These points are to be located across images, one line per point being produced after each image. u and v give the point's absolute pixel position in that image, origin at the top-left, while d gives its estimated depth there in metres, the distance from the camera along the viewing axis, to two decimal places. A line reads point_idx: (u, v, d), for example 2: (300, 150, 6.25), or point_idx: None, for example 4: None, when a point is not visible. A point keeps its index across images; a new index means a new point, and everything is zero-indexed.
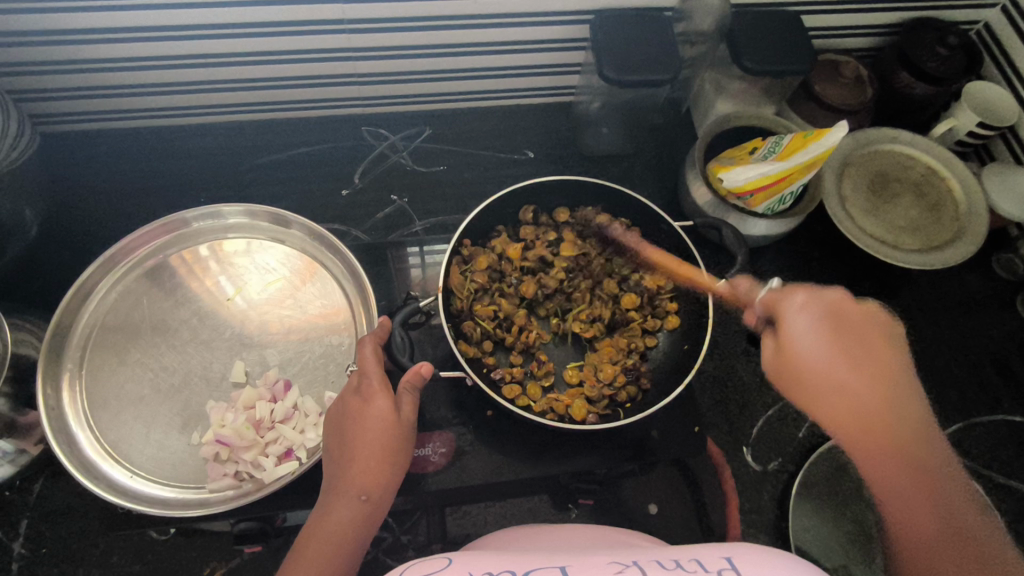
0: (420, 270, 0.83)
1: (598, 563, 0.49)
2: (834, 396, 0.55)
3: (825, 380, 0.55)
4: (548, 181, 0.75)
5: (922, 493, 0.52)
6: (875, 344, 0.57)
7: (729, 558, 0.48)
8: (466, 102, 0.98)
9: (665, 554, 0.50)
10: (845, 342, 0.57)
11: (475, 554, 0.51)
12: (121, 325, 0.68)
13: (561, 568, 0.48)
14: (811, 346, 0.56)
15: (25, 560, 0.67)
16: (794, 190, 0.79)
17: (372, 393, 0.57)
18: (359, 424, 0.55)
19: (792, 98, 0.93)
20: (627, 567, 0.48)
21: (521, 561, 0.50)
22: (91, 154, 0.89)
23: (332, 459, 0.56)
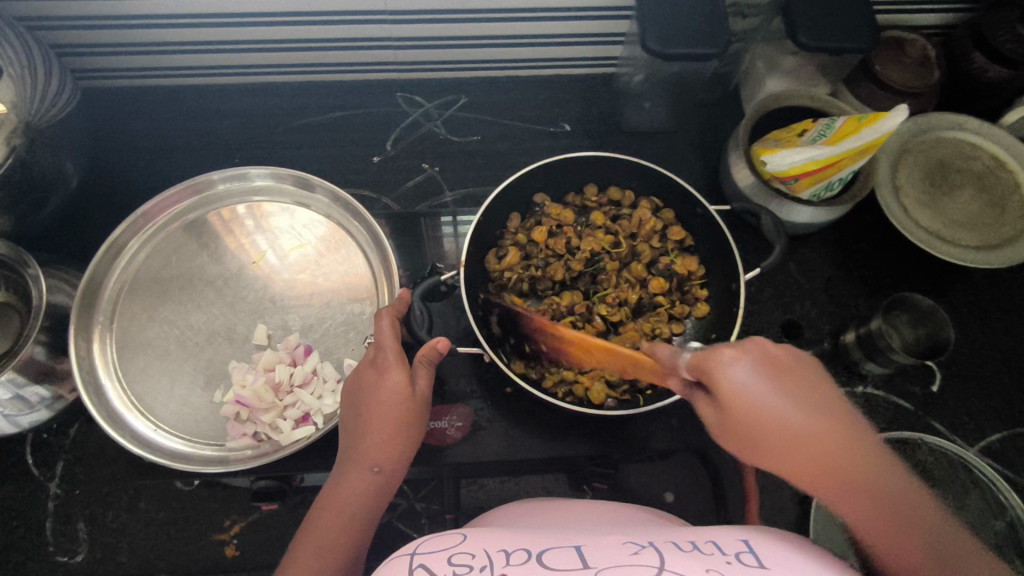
0: (451, 241, 0.81)
1: (613, 543, 0.49)
2: (821, 445, 0.45)
3: (799, 436, 0.45)
4: (580, 158, 0.72)
5: (891, 521, 0.44)
6: (821, 389, 0.48)
7: (746, 542, 0.47)
8: (503, 71, 0.96)
9: (681, 536, 0.49)
10: (790, 389, 0.47)
11: (490, 529, 0.52)
12: (150, 283, 0.69)
13: (577, 548, 0.48)
14: (752, 390, 0.47)
15: (59, 500, 0.71)
16: (842, 176, 0.75)
17: (387, 366, 0.56)
18: (374, 397, 0.55)
19: (850, 78, 0.87)
20: (643, 548, 0.47)
21: (536, 540, 0.50)
22: (132, 111, 0.90)
23: (349, 431, 0.56)
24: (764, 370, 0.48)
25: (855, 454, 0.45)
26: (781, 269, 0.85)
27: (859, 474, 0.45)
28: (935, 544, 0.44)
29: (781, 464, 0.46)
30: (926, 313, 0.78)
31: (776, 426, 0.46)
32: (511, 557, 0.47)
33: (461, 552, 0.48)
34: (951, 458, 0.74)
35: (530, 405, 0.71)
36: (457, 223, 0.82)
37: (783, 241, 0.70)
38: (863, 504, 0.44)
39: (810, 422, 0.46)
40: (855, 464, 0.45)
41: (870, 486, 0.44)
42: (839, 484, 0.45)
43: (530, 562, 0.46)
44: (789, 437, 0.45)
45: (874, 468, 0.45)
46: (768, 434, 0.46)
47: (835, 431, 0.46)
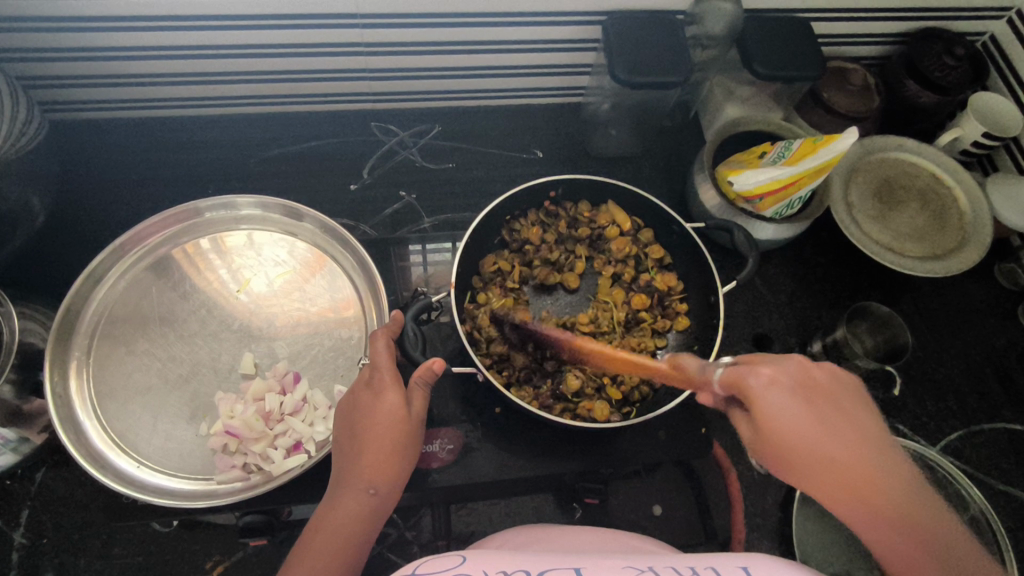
0: (421, 269, 0.83)
1: (612, 567, 0.47)
2: (839, 464, 0.47)
3: (819, 463, 0.47)
4: (563, 181, 0.76)
5: (910, 537, 0.45)
6: (850, 408, 0.50)
7: (746, 568, 0.46)
8: (474, 102, 0.98)
9: (680, 562, 0.48)
10: (798, 408, 0.49)
11: (490, 552, 0.50)
12: (129, 317, 0.68)
13: (576, 571, 0.46)
14: (782, 404, 0.49)
15: (25, 550, 0.66)
16: (803, 195, 0.79)
17: (383, 386, 0.57)
18: (371, 417, 0.56)
19: (800, 105, 0.94)
20: (643, 572, 0.46)
21: (535, 561, 0.48)
22: (100, 144, 0.89)
23: (344, 450, 0.56)
24: (797, 390, 0.50)
25: (886, 479, 0.47)
26: (749, 285, 0.90)
27: (883, 501, 0.46)
28: (933, 550, 0.45)
29: (818, 486, 0.48)
30: (883, 322, 0.85)
31: (822, 455, 0.47)
32: None
33: (461, 574, 0.46)
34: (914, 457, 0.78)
35: (519, 424, 0.71)
36: (425, 251, 0.84)
37: (755, 256, 0.74)
38: (893, 530, 0.46)
39: (836, 445, 0.48)
40: (887, 482, 0.46)
41: (886, 509, 0.46)
42: (846, 499, 0.47)
43: None
44: (814, 455, 0.48)
45: (909, 494, 0.46)
46: (796, 455, 0.48)
47: (861, 451, 0.48)
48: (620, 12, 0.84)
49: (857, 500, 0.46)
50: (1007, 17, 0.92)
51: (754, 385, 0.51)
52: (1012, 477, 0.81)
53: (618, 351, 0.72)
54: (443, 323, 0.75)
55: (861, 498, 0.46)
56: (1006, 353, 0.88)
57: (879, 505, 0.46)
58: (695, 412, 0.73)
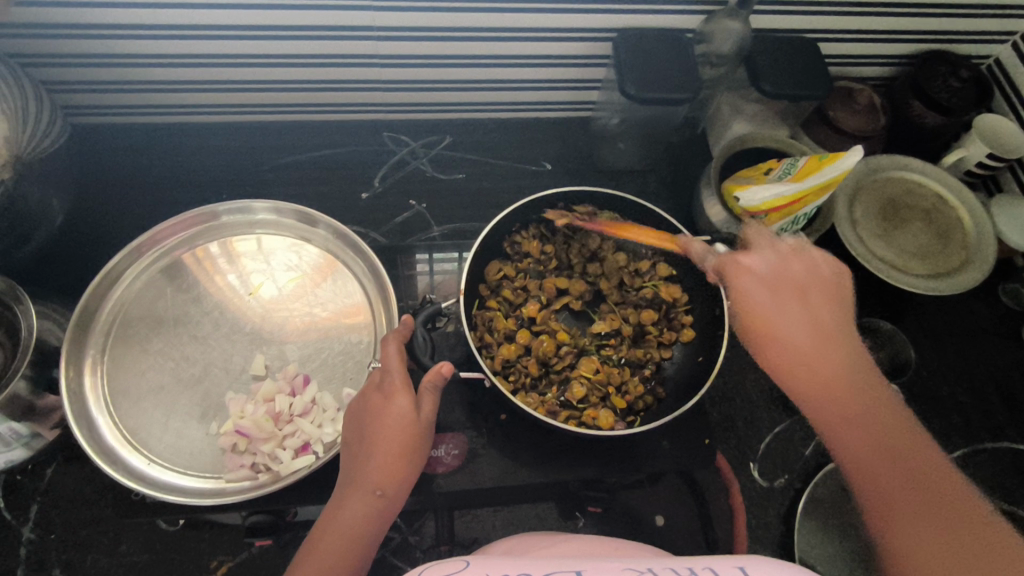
0: (427, 278, 0.86)
1: (612, 568, 0.48)
2: (805, 359, 0.54)
3: (803, 359, 0.54)
4: (570, 192, 0.76)
5: (886, 453, 0.51)
6: (836, 330, 0.56)
7: (742, 567, 0.47)
8: (485, 114, 1.00)
9: (677, 562, 0.48)
10: (789, 303, 0.57)
11: (492, 557, 0.50)
12: (144, 316, 0.70)
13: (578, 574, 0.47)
14: (760, 297, 0.58)
15: (33, 545, 0.67)
16: (807, 212, 0.81)
17: (394, 390, 0.58)
18: (379, 421, 0.57)
19: (806, 123, 0.95)
20: None
21: (540, 565, 0.49)
22: (119, 148, 0.90)
23: (353, 453, 0.57)
24: (772, 283, 0.59)
25: (857, 388, 0.53)
26: None
27: (851, 403, 0.52)
28: (892, 454, 0.51)
29: (784, 374, 0.55)
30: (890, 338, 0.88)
31: (813, 362, 0.54)
32: None
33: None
34: None
35: (524, 431, 0.72)
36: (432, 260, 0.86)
37: None
38: (854, 427, 0.52)
39: (808, 344, 0.55)
40: (848, 382, 0.53)
41: (852, 406, 0.52)
42: (819, 392, 0.53)
43: None
44: (787, 348, 0.55)
45: (875, 403, 0.53)
46: (807, 373, 0.54)
47: (829, 353, 0.55)
48: (631, 29, 0.86)
49: (821, 390, 0.53)
50: (1012, 42, 0.94)
51: (745, 267, 0.60)
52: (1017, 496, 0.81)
53: (623, 361, 0.72)
54: (450, 329, 0.76)
55: (822, 386, 0.53)
56: (1010, 371, 0.89)
57: (841, 397, 0.53)
58: (699, 423, 0.74)
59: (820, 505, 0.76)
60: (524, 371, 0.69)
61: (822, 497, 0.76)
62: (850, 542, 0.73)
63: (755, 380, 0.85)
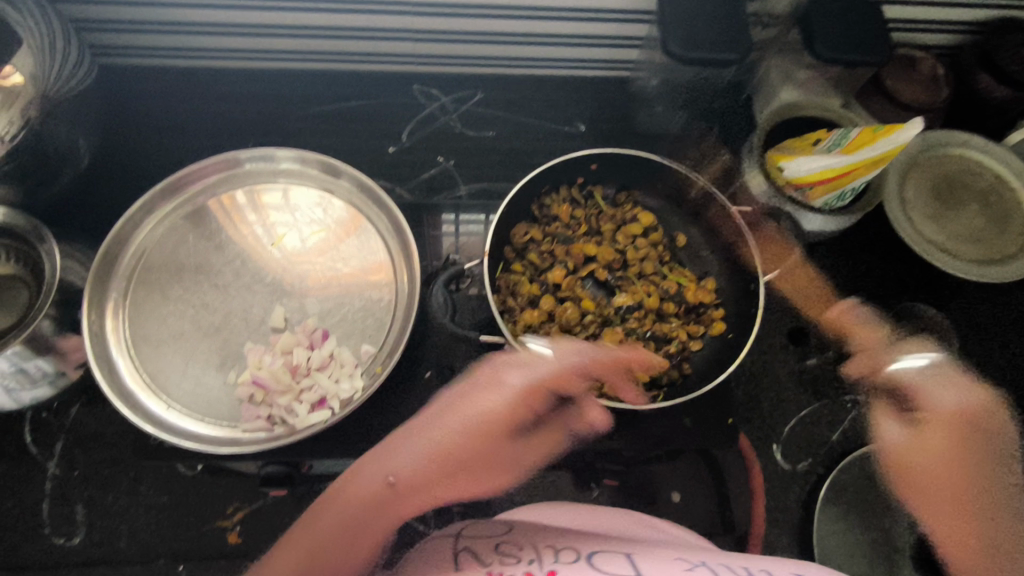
0: (453, 238, 0.82)
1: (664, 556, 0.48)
2: (898, 457, 0.60)
3: (920, 473, 0.57)
4: (603, 154, 0.72)
5: (958, 516, 0.55)
6: (965, 444, 0.57)
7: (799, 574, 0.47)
8: (519, 69, 0.96)
9: (732, 560, 0.49)
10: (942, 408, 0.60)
11: (539, 527, 0.53)
12: (166, 262, 0.70)
13: (628, 556, 0.47)
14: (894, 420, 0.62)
15: (57, 480, 0.69)
16: (856, 185, 0.76)
17: (495, 385, 0.59)
18: (463, 412, 0.58)
19: (860, 93, 0.89)
20: (695, 565, 0.47)
21: (587, 541, 0.50)
22: (145, 89, 0.89)
23: (413, 433, 0.59)
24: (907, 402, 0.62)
25: (954, 480, 0.56)
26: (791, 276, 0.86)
27: (944, 491, 0.56)
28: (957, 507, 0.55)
29: (907, 490, 0.59)
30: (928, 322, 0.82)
31: (922, 472, 0.57)
32: (558, 556, 0.47)
33: (509, 542, 0.50)
34: None
35: None
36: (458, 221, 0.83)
37: None
38: (921, 504, 0.57)
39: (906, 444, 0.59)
40: (921, 474, 0.57)
41: (926, 489, 0.57)
42: (914, 495, 0.58)
43: (576, 561, 0.47)
44: (899, 463, 0.60)
45: (957, 476, 0.55)
46: (918, 484, 0.57)
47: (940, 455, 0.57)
48: None
49: (917, 492, 0.57)
50: None
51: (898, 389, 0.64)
52: None
53: (649, 335, 0.70)
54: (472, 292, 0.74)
55: (925, 493, 0.57)
56: None
57: (920, 487, 0.57)
58: None
59: (843, 493, 0.74)
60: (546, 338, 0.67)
61: (846, 483, 0.74)
62: (871, 532, 0.72)
63: (784, 361, 0.82)
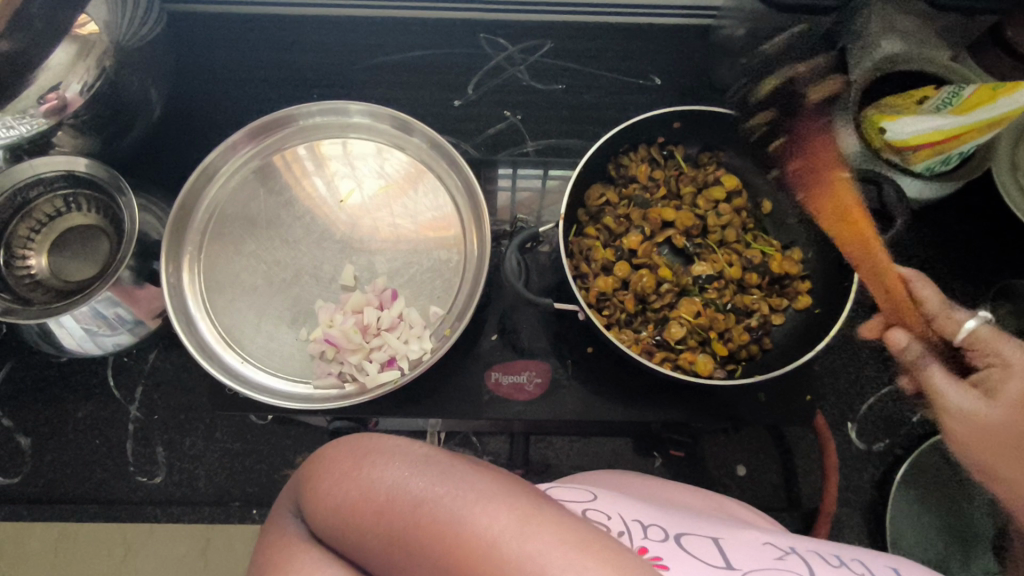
0: (508, 194, 0.78)
1: (749, 541, 0.43)
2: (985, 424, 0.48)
3: (996, 425, 0.47)
4: (687, 111, 0.68)
5: None
6: None
7: (897, 569, 0.41)
8: (591, 17, 0.90)
9: (823, 547, 0.43)
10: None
11: (625, 497, 0.48)
12: (238, 215, 0.70)
13: (713, 539, 0.43)
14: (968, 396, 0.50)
15: (139, 423, 0.72)
16: (964, 151, 0.70)
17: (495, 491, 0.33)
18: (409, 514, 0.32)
19: (975, 43, 0.80)
20: (786, 553, 0.41)
21: (670, 519, 0.46)
22: (212, 37, 0.88)
23: (335, 481, 0.35)
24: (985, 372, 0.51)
25: None
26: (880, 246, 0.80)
27: None
28: None
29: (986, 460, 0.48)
30: None
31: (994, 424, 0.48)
32: (646, 530, 0.43)
33: (595, 509, 0.45)
34: None
35: (610, 368, 0.68)
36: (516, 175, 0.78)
37: (903, 219, 0.65)
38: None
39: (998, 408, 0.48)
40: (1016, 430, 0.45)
41: None
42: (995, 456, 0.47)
43: (666, 540, 0.42)
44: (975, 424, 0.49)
45: None
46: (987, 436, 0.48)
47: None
48: None
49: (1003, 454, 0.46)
50: None
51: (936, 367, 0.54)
52: None
53: (728, 307, 0.66)
54: (541, 254, 0.72)
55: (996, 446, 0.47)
56: None
57: (996, 443, 0.47)
58: (804, 378, 0.68)
59: (922, 475, 0.71)
60: (619, 304, 0.65)
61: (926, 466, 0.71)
62: (949, 518, 0.69)
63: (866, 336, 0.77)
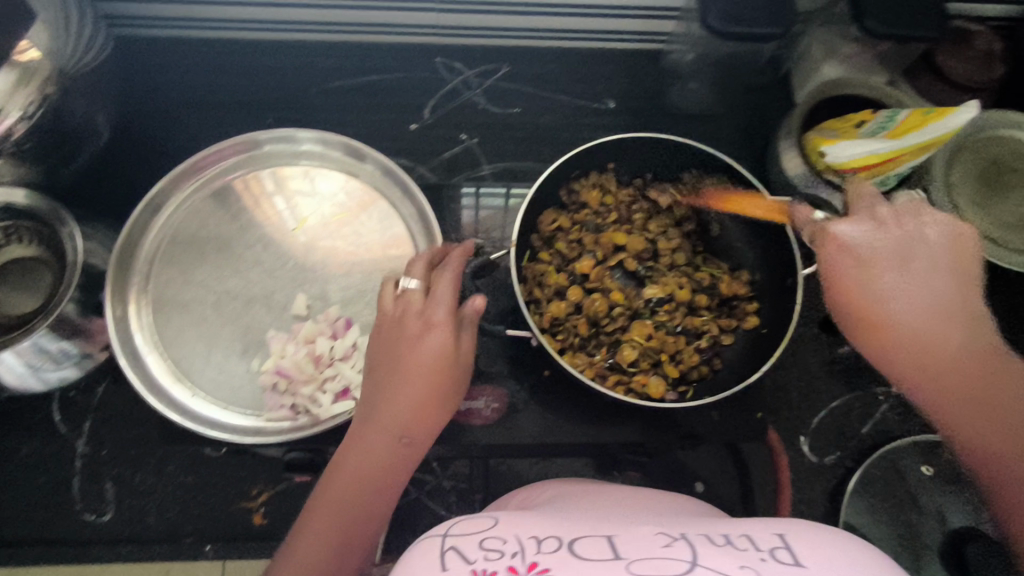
0: (471, 213, 0.81)
1: (645, 533, 0.47)
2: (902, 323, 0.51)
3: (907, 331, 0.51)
4: (635, 138, 0.69)
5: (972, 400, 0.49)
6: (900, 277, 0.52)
7: (782, 536, 0.45)
8: (545, 41, 0.92)
9: (716, 530, 0.47)
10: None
11: (522, 516, 0.50)
12: (188, 245, 0.69)
13: (606, 538, 0.46)
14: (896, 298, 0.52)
15: (86, 458, 0.70)
16: (899, 172, 0.72)
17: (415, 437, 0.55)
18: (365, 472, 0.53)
19: (909, 70, 0.84)
20: (675, 540, 0.45)
21: (569, 528, 0.48)
22: (163, 61, 0.86)
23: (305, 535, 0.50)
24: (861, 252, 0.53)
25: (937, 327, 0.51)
26: None
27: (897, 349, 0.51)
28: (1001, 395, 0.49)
29: (906, 362, 0.51)
30: None
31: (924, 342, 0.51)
32: (541, 544, 0.45)
33: (491, 537, 0.46)
34: None
35: (566, 389, 0.69)
36: (479, 194, 0.82)
37: None
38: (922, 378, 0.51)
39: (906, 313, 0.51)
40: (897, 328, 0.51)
41: (922, 344, 0.51)
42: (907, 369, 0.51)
43: (561, 551, 0.44)
44: (911, 334, 0.51)
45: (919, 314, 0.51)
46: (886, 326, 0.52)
47: (948, 324, 0.51)
48: None
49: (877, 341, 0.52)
50: None
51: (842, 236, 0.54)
52: None
53: (679, 329, 0.68)
54: (497, 278, 0.72)
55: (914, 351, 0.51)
56: None
57: (895, 340, 0.51)
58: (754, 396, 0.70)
59: (871, 487, 0.73)
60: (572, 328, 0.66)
61: (875, 478, 0.73)
62: (898, 528, 0.71)
63: (816, 351, 0.80)
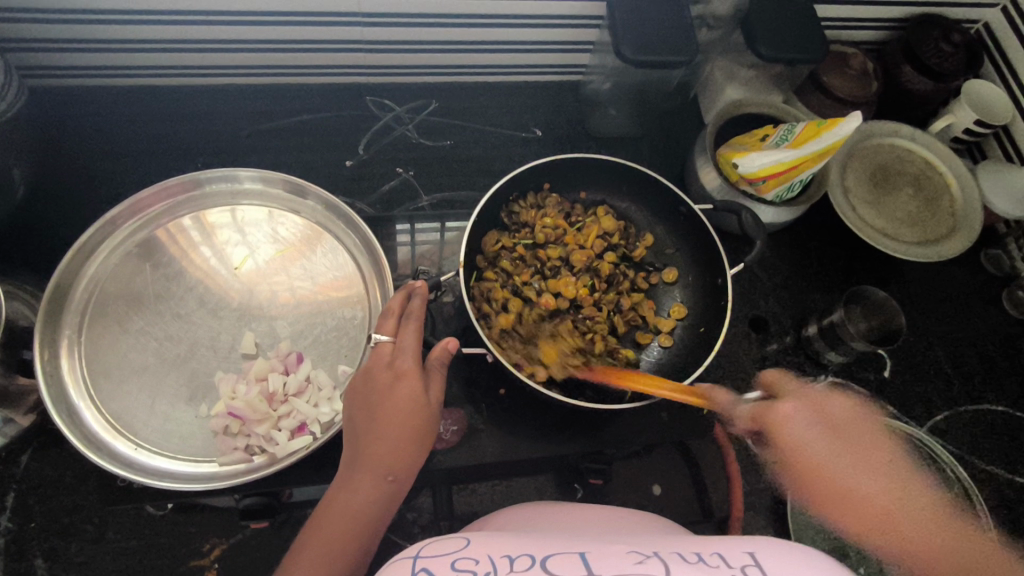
0: (408, 250, 0.79)
1: (618, 551, 0.47)
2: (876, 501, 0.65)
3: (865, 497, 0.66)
4: (565, 159, 0.75)
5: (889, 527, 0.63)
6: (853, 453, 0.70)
7: (752, 553, 0.46)
8: (471, 78, 0.96)
9: (686, 548, 0.47)
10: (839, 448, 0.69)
11: (495, 534, 0.49)
12: (121, 293, 0.66)
13: (580, 554, 0.46)
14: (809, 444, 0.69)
15: (10, 535, 0.64)
16: (803, 178, 0.79)
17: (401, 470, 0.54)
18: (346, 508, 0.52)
19: (800, 89, 0.93)
20: (648, 557, 0.46)
21: (540, 546, 0.48)
22: (81, 112, 0.84)
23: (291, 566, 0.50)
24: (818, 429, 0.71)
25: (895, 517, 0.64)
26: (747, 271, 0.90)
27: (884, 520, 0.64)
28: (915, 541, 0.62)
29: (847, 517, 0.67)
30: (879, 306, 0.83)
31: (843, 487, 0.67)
32: (515, 563, 0.45)
33: (463, 557, 0.46)
34: (901, 435, 0.78)
35: (521, 405, 0.70)
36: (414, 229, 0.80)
37: (762, 240, 0.73)
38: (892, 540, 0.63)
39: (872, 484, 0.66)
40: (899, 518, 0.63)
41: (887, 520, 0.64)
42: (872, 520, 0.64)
43: (533, 568, 0.44)
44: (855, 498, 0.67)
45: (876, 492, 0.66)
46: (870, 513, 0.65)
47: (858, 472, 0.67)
48: None
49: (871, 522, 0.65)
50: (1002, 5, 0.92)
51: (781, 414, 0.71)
52: (992, 456, 0.83)
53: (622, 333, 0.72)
54: (445, 303, 0.74)
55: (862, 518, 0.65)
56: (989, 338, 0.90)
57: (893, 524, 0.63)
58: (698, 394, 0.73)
59: None
60: (523, 341, 0.68)
61: None
62: None
63: (749, 349, 0.85)
